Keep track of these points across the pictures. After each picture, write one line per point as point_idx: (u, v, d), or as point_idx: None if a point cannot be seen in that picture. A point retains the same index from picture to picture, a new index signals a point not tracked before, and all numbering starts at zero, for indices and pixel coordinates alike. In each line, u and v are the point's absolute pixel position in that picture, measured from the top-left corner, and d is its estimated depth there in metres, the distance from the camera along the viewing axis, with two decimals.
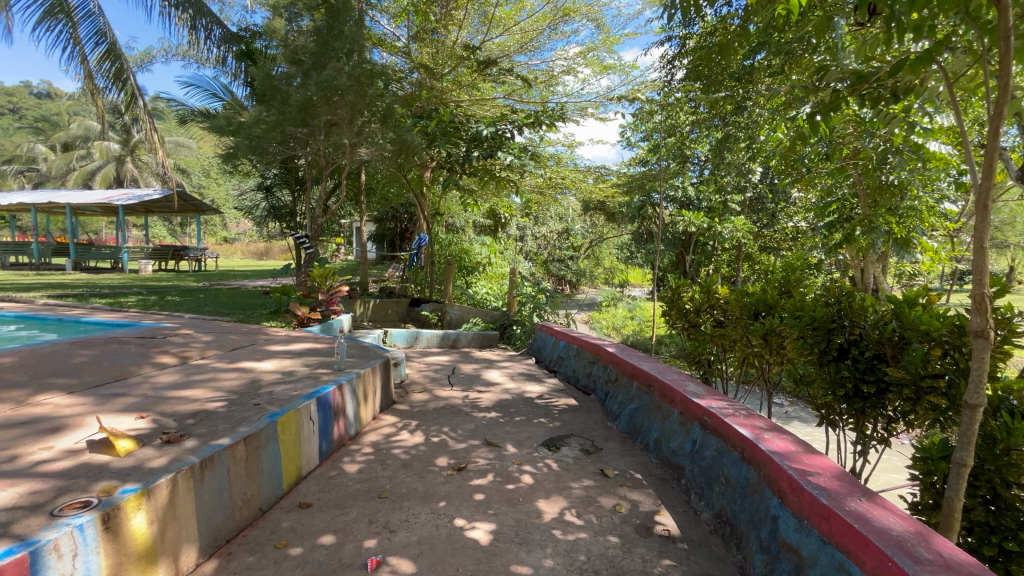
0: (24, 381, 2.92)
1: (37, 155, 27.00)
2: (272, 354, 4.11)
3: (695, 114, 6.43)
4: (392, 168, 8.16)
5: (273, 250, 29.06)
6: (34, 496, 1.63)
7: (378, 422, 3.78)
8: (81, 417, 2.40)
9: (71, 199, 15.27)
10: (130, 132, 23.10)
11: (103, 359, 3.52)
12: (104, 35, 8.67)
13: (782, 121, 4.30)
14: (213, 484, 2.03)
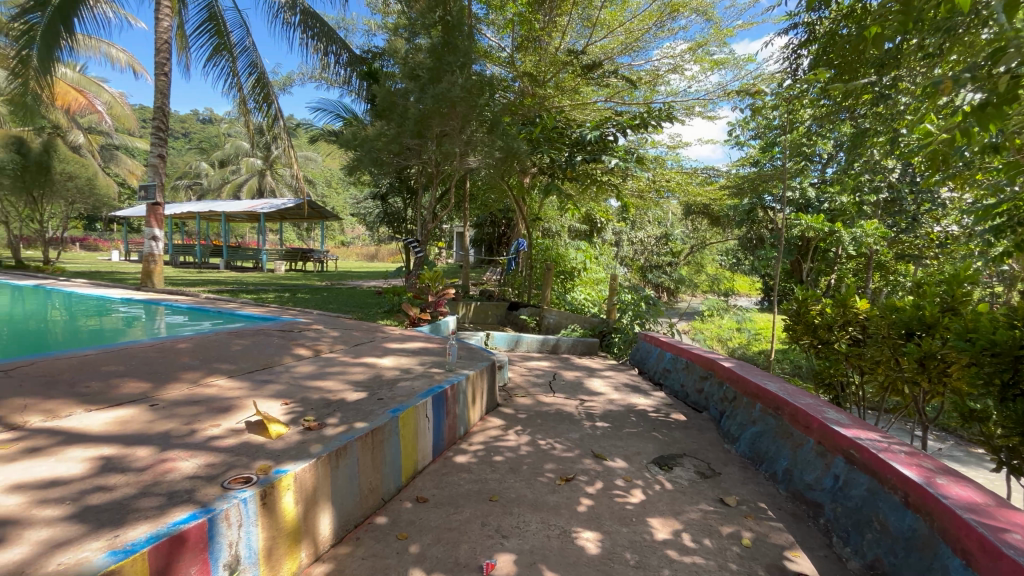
0: (196, 364, 3.43)
1: (201, 171, 31.99)
2: (390, 351, 4.41)
3: (821, 108, 5.79)
4: (497, 175, 8.38)
5: (382, 253, 31.46)
6: (210, 468, 1.87)
7: (485, 423, 3.87)
8: (240, 400, 2.74)
9: (226, 208, 17.84)
10: (270, 149, 26.42)
11: (254, 348, 4.02)
12: (256, 66, 9.99)
13: (935, 114, 3.74)
14: (346, 470, 2.19)
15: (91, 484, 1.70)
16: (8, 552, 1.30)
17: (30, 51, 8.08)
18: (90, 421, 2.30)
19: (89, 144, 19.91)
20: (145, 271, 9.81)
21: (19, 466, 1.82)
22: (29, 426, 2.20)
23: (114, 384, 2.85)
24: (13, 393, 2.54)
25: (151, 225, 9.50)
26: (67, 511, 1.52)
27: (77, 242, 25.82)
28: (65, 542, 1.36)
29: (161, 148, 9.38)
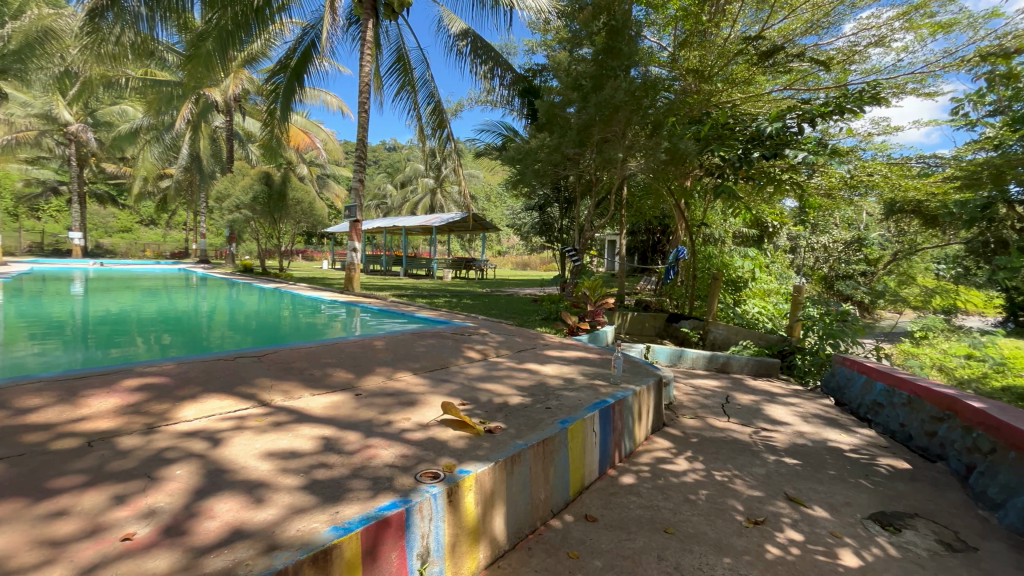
0: (389, 360, 3.88)
1: (387, 193, 37.21)
2: (552, 359, 4.43)
3: None
4: (659, 180, 7.96)
5: (535, 261, 32.61)
6: (406, 459, 2.04)
7: (651, 443, 3.60)
8: (424, 396, 2.99)
9: (404, 223, 20.32)
10: (441, 169, 29.44)
11: (433, 349, 4.40)
12: (434, 96, 11.19)
13: None
14: (520, 477, 2.21)
15: (317, 460, 1.99)
16: (262, 512, 1.56)
17: (275, 104, 10.47)
18: (314, 403, 2.73)
19: (310, 174, 24.68)
20: (348, 277, 11.64)
21: (268, 436, 2.22)
22: (275, 404, 2.69)
23: (329, 373, 3.36)
24: (263, 375, 3.16)
25: (353, 238, 11.26)
26: (302, 482, 1.78)
27: (301, 254, 32.20)
28: (301, 511, 1.58)
29: (360, 174, 11.08)
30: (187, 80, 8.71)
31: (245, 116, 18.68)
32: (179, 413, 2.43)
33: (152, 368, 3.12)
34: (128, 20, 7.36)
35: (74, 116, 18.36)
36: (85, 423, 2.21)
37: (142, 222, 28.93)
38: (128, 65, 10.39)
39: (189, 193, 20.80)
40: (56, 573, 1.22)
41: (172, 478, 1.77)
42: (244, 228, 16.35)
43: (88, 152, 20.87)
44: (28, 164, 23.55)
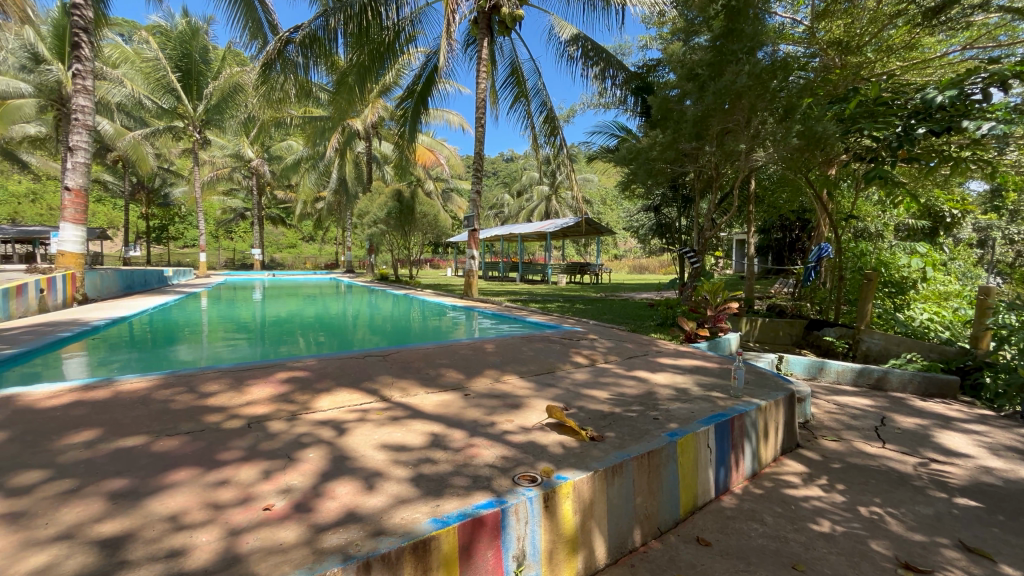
0: (497, 363, 4.02)
1: (504, 202, 38.66)
2: (665, 366, 4.19)
3: None
4: (794, 170, 7.10)
5: (654, 264, 31.17)
6: (505, 461, 2.09)
7: (782, 465, 3.21)
8: (529, 399, 3.03)
9: (520, 231, 20.87)
10: (555, 175, 29.71)
11: (540, 353, 4.45)
12: (546, 104, 11.36)
13: None
14: (621, 488, 2.13)
15: (425, 454, 2.13)
16: (373, 498, 1.72)
17: (404, 127, 11.53)
18: (427, 401, 2.93)
19: (435, 189, 26.68)
20: (468, 282, 12.28)
21: (385, 429, 2.43)
22: (393, 399, 2.94)
23: (443, 373, 3.58)
24: (386, 372, 3.48)
25: (472, 247, 11.87)
26: (409, 474, 1.92)
27: (428, 263, 34.90)
28: (406, 501, 1.70)
29: (478, 186, 11.66)
30: (334, 112, 9.99)
31: (380, 140, 20.88)
32: (316, 403, 2.78)
33: (301, 362, 3.62)
34: (291, 67, 8.76)
35: (254, 153, 22.23)
36: (247, 408, 2.64)
37: (304, 238, 33.89)
38: (291, 107, 12.28)
39: (337, 212, 23.81)
40: (214, 531, 1.48)
41: (306, 460, 2.03)
42: (380, 241, 18.21)
43: (264, 183, 25.07)
44: (224, 195, 29.08)
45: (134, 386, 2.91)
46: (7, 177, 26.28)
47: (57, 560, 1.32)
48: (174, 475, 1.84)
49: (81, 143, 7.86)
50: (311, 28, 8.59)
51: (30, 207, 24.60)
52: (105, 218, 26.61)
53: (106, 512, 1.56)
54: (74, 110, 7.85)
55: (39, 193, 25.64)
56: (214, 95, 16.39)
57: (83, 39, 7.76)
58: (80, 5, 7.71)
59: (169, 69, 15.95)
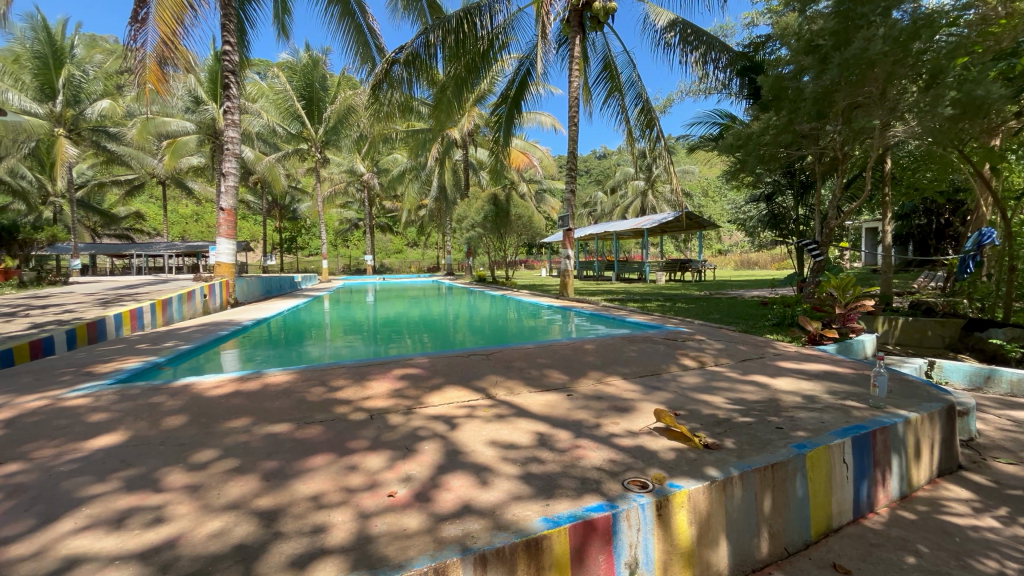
0: (599, 363, 3.95)
1: (598, 200, 38.02)
2: (787, 371, 3.81)
3: None
4: (944, 144, 6.07)
5: (766, 259, 28.55)
6: (613, 464, 2.04)
7: (939, 489, 2.74)
8: (636, 402, 2.94)
9: (614, 229, 20.37)
10: (652, 169, 28.55)
11: (644, 355, 4.30)
12: (641, 96, 10.94)
13: None
14: (742, 502, 1.97)
15: (532, 453, 2.15)
16: (487, 493, 1.78)
17: (499, 133, 11.84)
18: (531, 400, 2.97)
19: (529, 190, 27.03)
20: (563, 283, 12.30)
21: (493, 426, 2.51)
22: (499, 398, 3.03)
23: (545, 373, 3.61)
24: (491, 371, 3.60)
25: (567, 246, 11.80)
26: (519, 471, 1.96)
27: (523, 264, 35.51)
28: (517, 498, 1.74)
29: (572, 185, 11.59)
30: (434, 124, 10.52)
31: (476, 147, 21.68)
32: (429, 398, 2.96)
33: (413, 360, 3.88)
34: (396, 84, 9.43)
35: (366, 168, 24.32)
36: (369, 401, 2.89)
37: (409, 244, 36.29)
38: (397, 123, 13.20)
39: (438, 219, 25.16)
40: (349, 513, 1.63)
41: (422, 452, 2.16)
42: (478, 244, 18.89)
43: (374, 194, 27.30)
44: (341, 208, 32.18)
45: (277, 378, 3.33)
46: (178, 202, 31.64)
47: (227, 526, 1.55)
48: (312, 460, 2.06)
49: (231, 169, 9.18)
50: (413, 47, 9.17)
51: (195, 226, 29.40)
52: (248, 232, 30.88)
53: (262, 489, 1.80)
54: (226, 141, 9.19)
55: (200, 213, 30.48)
56: (332, 118, 18.25)
57: (232, 80, 9.03)
58: (229, 51, 8.94)
59: (295, 98, 18.11)
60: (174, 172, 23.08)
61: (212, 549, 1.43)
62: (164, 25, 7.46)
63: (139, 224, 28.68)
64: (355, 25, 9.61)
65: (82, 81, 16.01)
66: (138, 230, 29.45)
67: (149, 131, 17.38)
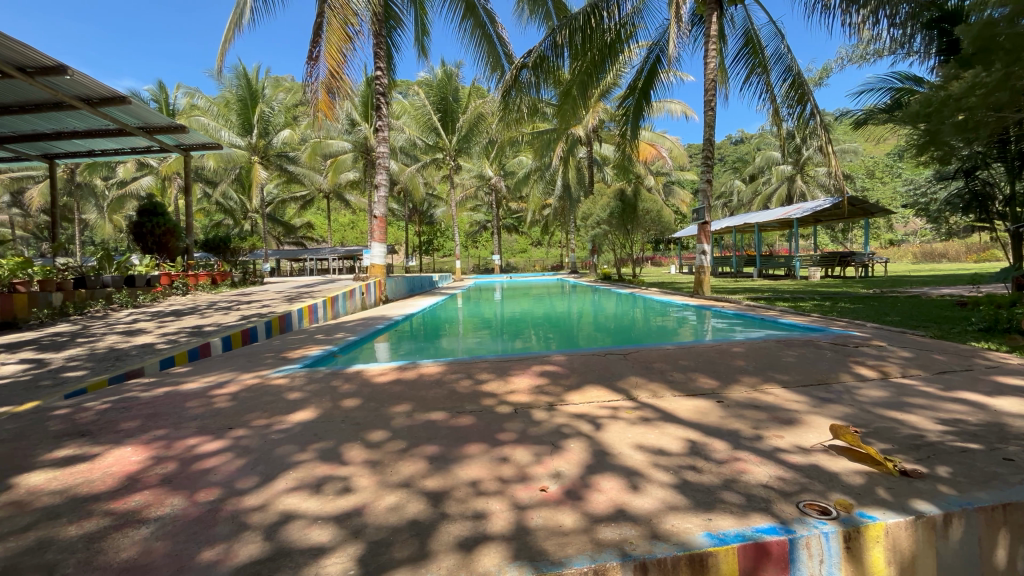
0: (750, 369, 3.59)
1: (735, 189, 34.77)
2: (1009, 388, 3.05)
3: None
4: None
5: (958, 251, 23.38)
6: (784, 483, 1.82)
7: None
8: (804, 416, 2.59)
9: (756, 220, 18.36)
10: (802, 150, 25.15)
11: (806, 361, 3.80)
12: (791, 69, 9.66)
13: None
14: (960, 546, 1.61)
15: (686, 462, 2.02)
16: (641, 499, 1.71)
17: (626, 126, 11.39)
18: (678, 405, 2.81)
19: (656, 184, 25.72)
20: (698, 280, 11.44)
21: (639, 428, 2.43)
22: (642, 401, 2.92)
23: (689, 378, 3.38)
24: (631, 372, 3.49)
25: (702, 241, 10.90)
26: (673, 479, 1.86)
27: (649, 261, 34.02)
28: (674, 508, 1.65)
29: (708, 175, 10.69)
30: (559, 125, 10.49)
31: (601, 143, 21.24)
32: (570, 396, 2.97)
33: (550, 357, 3.93)
34: (524, 89, 9.62)
35: (493, 172, 25.40)
36: (512, 395, 3.00)
37: (533, 244, 37.05)
38: (523, 125, 13.51)
39: (562, 218, 25.27)
40: (505, 503, 1.70)
41: (569, 449, 2.17)
42: (603, 242, 18.52)
43: (501, 196, 28.43)
44: (471, 211, 34.09)
45: (430, 369, 3.64)
46: (338, 212, 36.47)
47: (401, 502, 1.71)
48: (468, 448, 2.19)
49: (383, 181, 10.30)
50: (540, 50, 9.28)
51: (351, 232, 33.72)
52: (393, 237, 34.36)
53: (427, 470, 1.97)
54: (378, 157, 10.30)
55: (356, 222, 34.73)
56: (464, 127, 19.45)
57: (382, 102, 10.14)
58: (380, 76, 10.01)
59: (432, 111, 19.67)
60: (336, 186, 26.67)
61: (392, 520, 1.60)
62: (330, 57, 8.70)
63: (310, 233, 33.67)
64: (485, 37, 10.07)
65: (270, 115, 19.29)
66: (309, 238, 34.59)
67: (317, 153, 20.29)
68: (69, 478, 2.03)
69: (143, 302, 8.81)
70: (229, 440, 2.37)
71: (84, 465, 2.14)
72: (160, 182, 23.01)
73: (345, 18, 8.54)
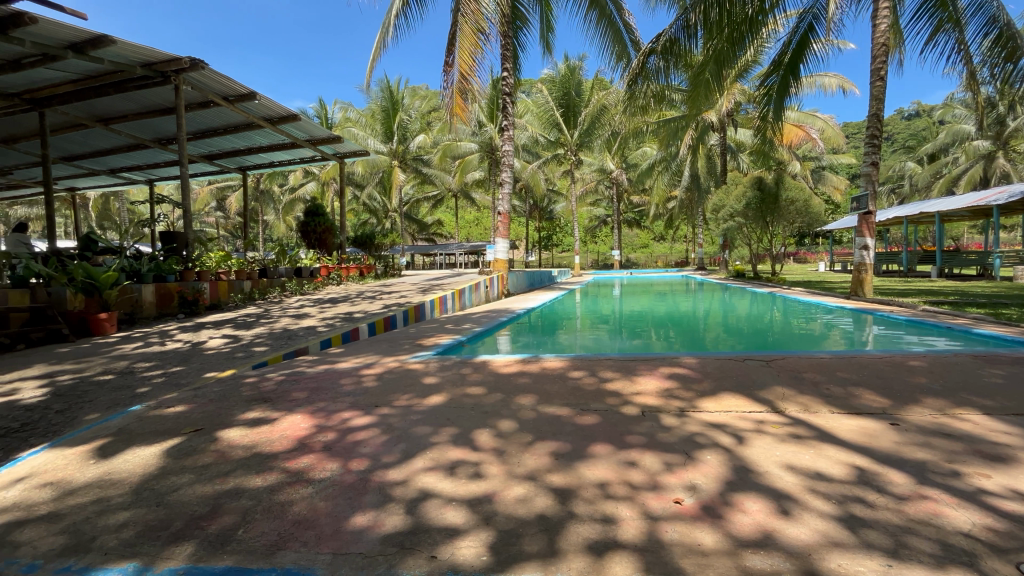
0: (936, 388, 2.97)
1: (908, 172, 29.29)
2: None
3: None
4: None
5: None
6: (995, 535, 1.45)
7: None
8: (1018, 452, 2.06)
9: (937, 209, 15.25)
10: (1009, 120, 20.21)
11: (1019, 383, 3.02)
12: (997, 20, 7.72)
13: None
14: None
15: (853, 492, 1.73)
16: (794, 527, 1.50)
17: (767, 107, 10.23)
18: (837, 424, 2.43)
19: (803, 170, 22.72)
20: (856, 280, 9.86)
21: (788, 447, 2.15)
22: (790, 415, 2.59)
23: (852, 393, 2.90)
24: (777, 381, 3.11)
25: (863, 234, 9.33)
26: (835, 511, 1.60)
27: (791, 257, 30.33)
28: (839, 545, 1.42)
29: (874, 156, 9.10)
30: (689, 112, 9.79)
31: (737, 128, 19.37)
32: (703, 403, 2.74)
33: (679, 359, 3.67)
34: (651, 76, 9.30)
35: (615, 165, 24.64)
36: (639, 396, 2.87)
37: (656, 239, 35.35)
38: (649, 114, 12.86)
39: (689, 210, 23.67)
40: (635, 510, 1.62)
41: (706, 461, 2.00)
42: (736, 235, 16.94)
43: (623, 189, 27.57)
44: (591, 206, 33.65)
45: (553, 364, 3.66)
46: (465, 210, 38.67)
47: (529, 495, 1.73)
48: (595, 448, 2.14)
49: (507, 179, 10.61)
50: (670, 34, 8.73)
51: (476, 228, 35.59)
52: (515, 233, 35.41)
53: (554, 466, 1.96)
54: (503, 155, 10.65)
55: (480, 219, 36.57)
56: (586, 121, 19.16)
57: (507, 102, 10.42)
58: (506, 77, 10.33)
59: (555, 107, 19.73)
60: (463, 185, 28.27)
61: (521, 512, 1.62)
62: (463, 62, 9.16)
63: (440, 230, 36.21)
64: (612, 26, 9.76)
65: (407, 122, 21.08)
66: (439, 235, 37.26)
67: (447, 155, 21.53)
68: (256, 436, 2.43)
69: (308, 290, 10.27)
70: (375, 417, 2.63)
71: (266, 427, 2.55)
72: (320, 187, 26.59)
73: (476, 23, 8.94)
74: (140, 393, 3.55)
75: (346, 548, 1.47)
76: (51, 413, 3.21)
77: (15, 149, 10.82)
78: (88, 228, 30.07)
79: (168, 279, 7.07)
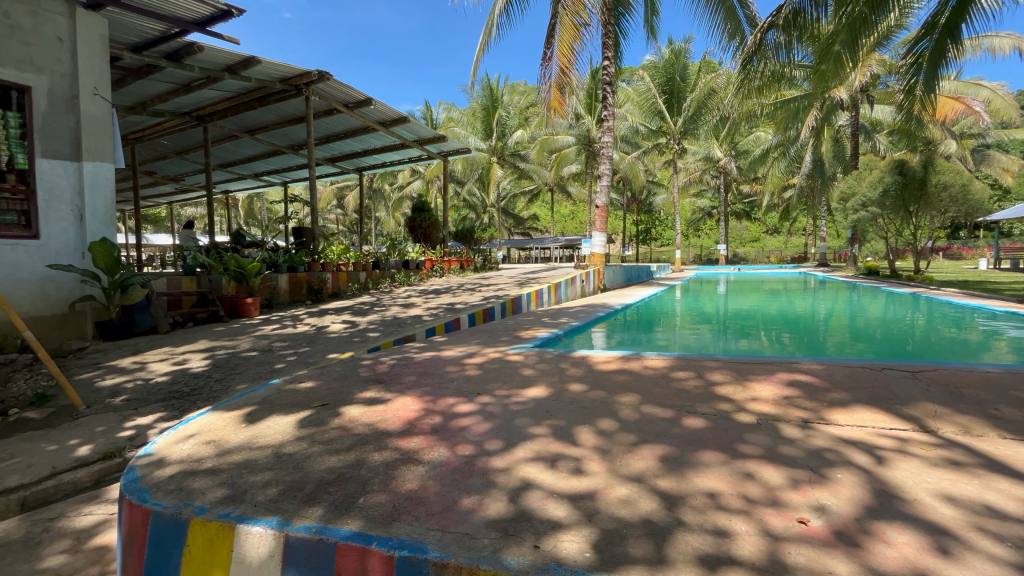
0: None
1: None
2: None
3: None
4: None
5: None
6: None
7: None
8: None
9: None
10: None
11: None
12: None
13: None
14: None
15: None
16: (955, 569, 1.29)
17: (915, 78, 8.81)
18: (1010, 452, 2.03)
19: (960, 150, 19.26)
20: None
21: (943, 473, 1.84)
22: (945, 436, 2.22)
23: None
24: (927, 397, 2.67)
25: None
26: (1013, 557, 1.34)
27: (941, 252, 25.95)
28: None
29: None
30: (814, 90, 8.74)
31: (873, 106, 16.96)
32: (831, 415, 2.45)
33: (801, 364, 3.32)
34: (770, 54, 8.50)
35: (724, 153, 22.79)
36: (753, 403, 2.64)
37: (769, 231, 32.33)
38: (765, 96, 11.73)
39: (810, 200, 21.31)
40: (753, 526, 1.49)
41: (838, 481, 1.78)
42: (868, 227, 14.91)
43: (731, 178, 25.62)
44: (694, 197, 31.70)
45: (655, 362, 3.51)
46: (560, 204, 38.60)
47: (633, 496, 1.68)
48: (704, 454, 2.02)
49: (605, 171, 10.38)
50: (794, 5, 7.85)
51: (572, 222, 35.37)
52: (611, 227, 34.61)
53: (660, 470, 1.88)
54: (602, 147, 10.40)
55: (576, 212, 36.28)
56: (692, 107, 18.05)
57: (608, 92, 10.16)
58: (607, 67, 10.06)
59: (658, 95, 18.84)
60: (559, 179, 28.23)
61: (625, 513, 1.58)
62: (562, 55, 9.12)
63: (536, 224, 36.57)
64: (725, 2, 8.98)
65: (506, 118, 21.50)
66: (535, 229, 37.68)
67: (544, 150, 21.63)
68: (372, 415, 2.65)
69: (414, 281, 10.97)
70: (478, 404, 2.73)
71: (381, 407, 2.77)
72: (425, 185, 28.19)
73: (577, 14, 8.82)
74: (277, 368, 4.06)
75: (454, 527, 1.55)
76: (212, 381, 3.80)
77: (186, 159, 12.92)
78: (237, 226, 35.04)
79: (299, 269, 8.02)
